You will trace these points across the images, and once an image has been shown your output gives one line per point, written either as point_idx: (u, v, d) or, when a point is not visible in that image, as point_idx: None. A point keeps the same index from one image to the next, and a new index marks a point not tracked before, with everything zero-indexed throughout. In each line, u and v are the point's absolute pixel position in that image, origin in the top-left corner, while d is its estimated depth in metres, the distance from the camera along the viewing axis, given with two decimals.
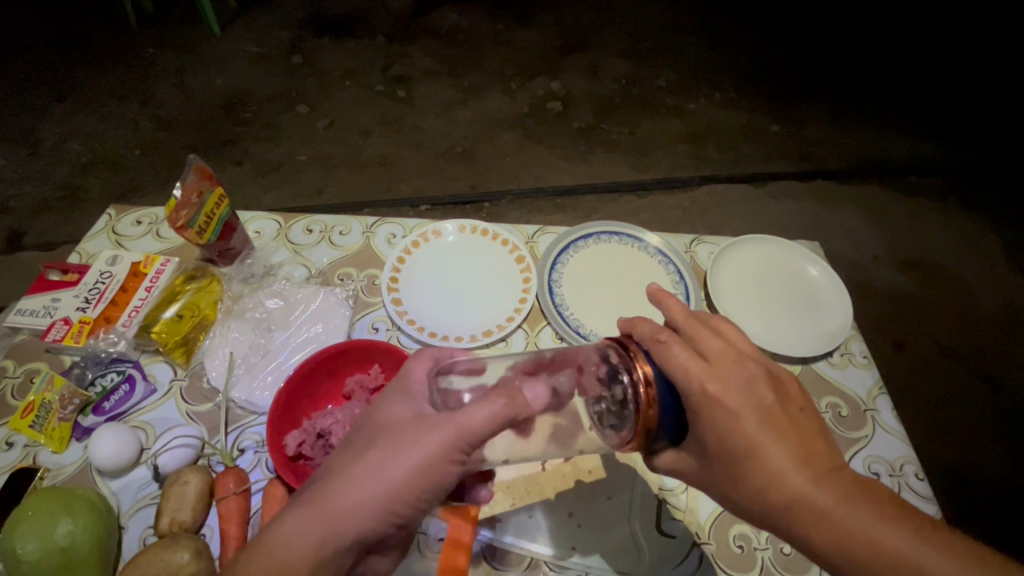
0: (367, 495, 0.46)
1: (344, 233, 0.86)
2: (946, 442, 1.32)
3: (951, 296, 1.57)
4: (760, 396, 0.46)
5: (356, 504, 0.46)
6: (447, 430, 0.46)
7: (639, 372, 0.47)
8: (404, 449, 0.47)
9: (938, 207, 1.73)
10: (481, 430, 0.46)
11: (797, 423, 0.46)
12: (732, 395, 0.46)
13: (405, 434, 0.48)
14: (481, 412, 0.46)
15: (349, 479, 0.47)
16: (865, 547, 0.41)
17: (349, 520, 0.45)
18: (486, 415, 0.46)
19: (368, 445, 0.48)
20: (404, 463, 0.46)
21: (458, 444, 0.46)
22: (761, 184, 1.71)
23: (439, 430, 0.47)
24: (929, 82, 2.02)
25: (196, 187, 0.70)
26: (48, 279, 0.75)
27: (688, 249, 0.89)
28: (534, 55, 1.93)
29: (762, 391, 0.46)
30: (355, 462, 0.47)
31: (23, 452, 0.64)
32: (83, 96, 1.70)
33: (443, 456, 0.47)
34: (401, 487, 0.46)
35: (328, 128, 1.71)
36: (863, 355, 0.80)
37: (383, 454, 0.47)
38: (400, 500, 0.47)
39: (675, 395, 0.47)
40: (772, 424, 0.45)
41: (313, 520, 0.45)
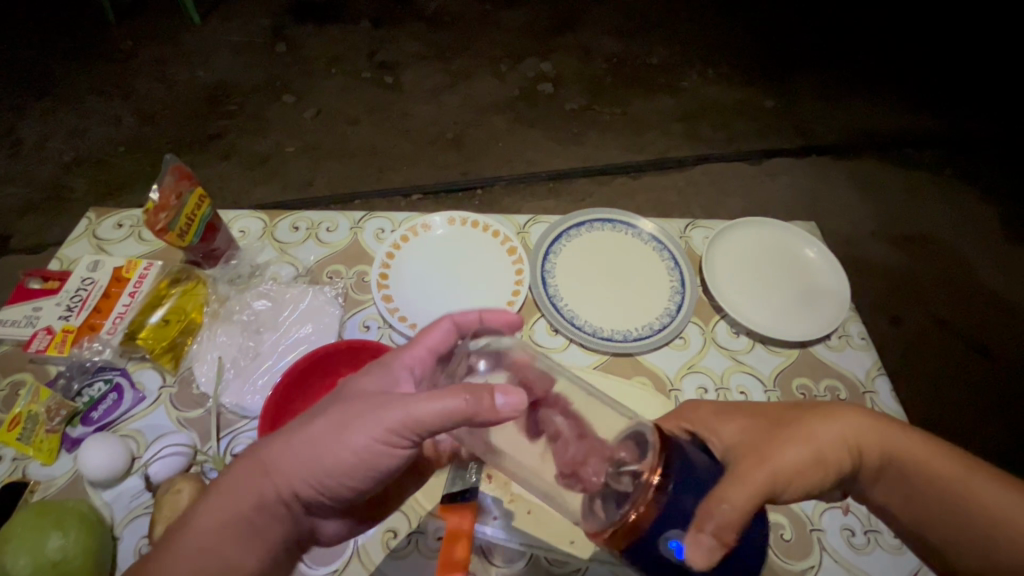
0: (313, 457, 0.47)
1: (331, 229, 0.84)
2: (942, 415, 1.33)
3: (948, 269, 1.56)
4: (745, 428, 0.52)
5: (304, 462, 0.47)
6: (395, 411, 0.47)
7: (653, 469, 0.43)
8: (360, 419, 0.47)
9: (936, 180, 1.71)
10: (429, 418, 0.46)
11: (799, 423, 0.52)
12: (724, 426, 0.53)
13: (368, 403, 0.49)
14: (436, 403, 0.45)
15: (305, 439, 0.48)
16: (896, 456, 0.51)
17: (294, 473, 0.47)
18: (438, 408, 0.45)
19: (334, 404, 0.50)
20: (355, 432, 0.47)
21: (403, 427, 0.46)
22: (757, 162, 1.68)
23: (394, 407, 0.47)
24: (925, 51, 1.99)
25: (173, 189, 0.67)
26: (28, 288, 0.73)
27: (683, 234, 0.87)
28: (523, 36, 1.89)
29: (734, 408, 0.55)
30: (313, 425, 0.48)
31: (11, 466, 0.63)
32: (62, 94, 1.65)
33: (385, 437, 0.47)
34: (348, 457, 0.47)
35: (315, 118, 1.67)
36: (861, 336, 0.79)
37: (338, 419, 0.48)
38: (346, 471, 0.47)
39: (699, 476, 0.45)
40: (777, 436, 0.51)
41: (272, 467, 0.48)
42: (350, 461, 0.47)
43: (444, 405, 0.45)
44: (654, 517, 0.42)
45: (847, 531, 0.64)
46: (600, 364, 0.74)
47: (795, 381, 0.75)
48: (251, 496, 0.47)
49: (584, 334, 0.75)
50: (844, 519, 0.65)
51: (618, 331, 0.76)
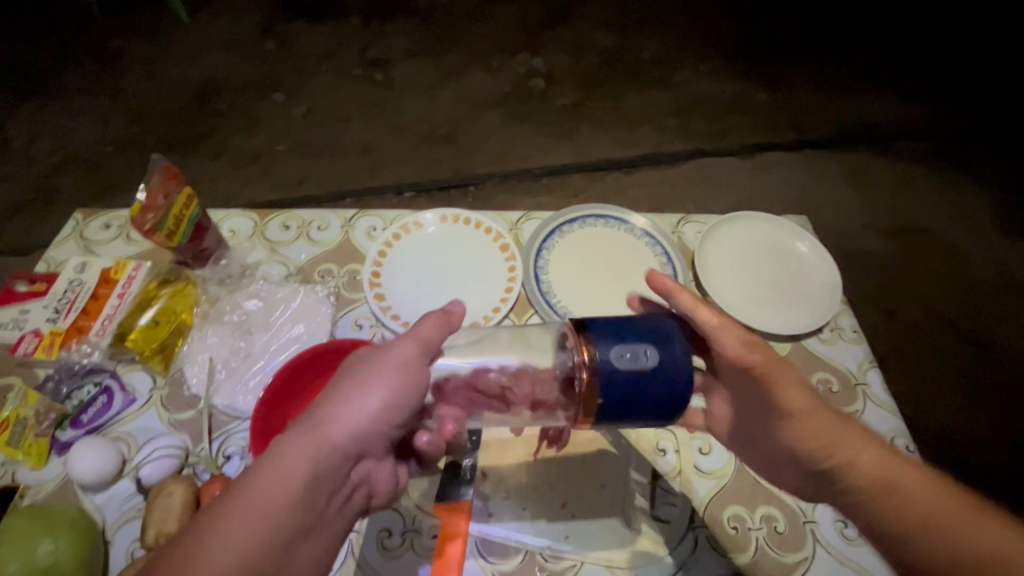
0: (354, 409, 0.49)
1: (322, 228, 0.84)
2: (933, 406, 1.34)
3: (939, 261, 1.57)
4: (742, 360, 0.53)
5: (345, 422, 0.48)
6: (402, 345, 0.51)
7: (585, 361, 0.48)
8: (378, 364, 0.51)
9: (926, 172, 1.72)
10: (429, 340, 0.53)
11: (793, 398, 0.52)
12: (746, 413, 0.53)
13: (378, 353, 0.52)
14: (425, 325, 0.53)
15: (335, 403, 0.49)
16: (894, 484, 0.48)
17: (343, 433, 0.48)
18: (433, 325, 0.53)
19: (344, 373, 0.52)
20: (383, 377, 0.50)
21: (420, 355, 0.52)
22: (750, 156, 1.69)
23: (403, 344, 0.52)
24: (915, 44, 1.99)
25: (161, 189, 0.67)
26: (15, 290, 0.72)
27: (675, 229, 0.87)
28: (515, 31, 1.88)
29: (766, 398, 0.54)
30: (338, 393, 0.50)
31: (0, 470, 0.62)
32: (48, 94, 1.63)
33: (413, 368, 0.51)
34: (386, 401, 0.49)
35: (305, 116, 1.66)
36: (853, 329, 0.80)
37: (360, 378, 0.50)
38: (389, 416, 0.50)
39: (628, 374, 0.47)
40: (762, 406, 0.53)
41: (308, 440, 0.47)
42: (392, 405, 0.50)
43: (433, 326, 0.53)
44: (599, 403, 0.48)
45: (839, 523, 0.64)
46: None
47: None
48: (310, 458, 0.47)
49: None
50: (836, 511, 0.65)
51: None
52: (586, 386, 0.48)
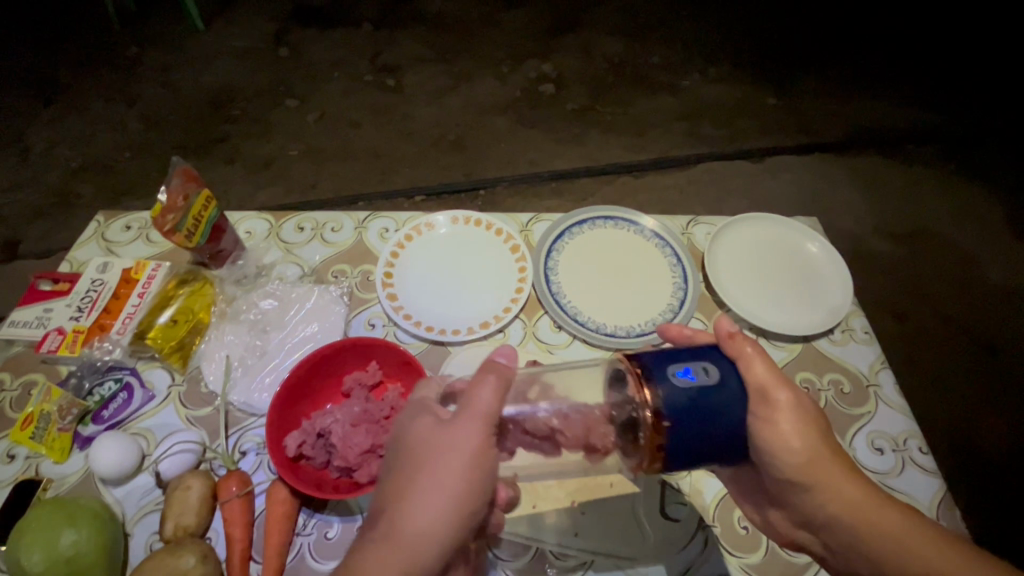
0: (439, 498, 0.47)
1: (335, 230, 0.85)
2: (947, 411, 1.32)
3: (952, 264, 1.55)
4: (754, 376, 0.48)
5: (430, 526, 0.46)
6: (466, 424, 0.48)
7: (646, 400, 0.46)
8: (447, 452, 0.48)
9: (939, 175, 1.71)
10: (490, 411, 0.49)
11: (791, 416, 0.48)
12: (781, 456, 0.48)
13: (443, 438, 0.48)
14: (481, 392, 0.49)
15: (413, 505, 0.47)
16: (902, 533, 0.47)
17: (427, 535, 0.46)
18: (489, 393, 0.49)
19: (412, 464, 0.49)
20: (455, 468, 0.47)
21: (487, 428, 0.48)
22: (759, 159, 1.69)
23: (468, 425, 0.48)
24: (927, 47, 1.98)
25: (181, 191, 0.68)
26: (39, 289, 0.74)
27: (685, 230, 0.87)
28: (525, 36, 1.90)
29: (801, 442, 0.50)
30: (409, 485, 0.48)
31: (24, 464, 0.64)
32: (69, 100, 1.67)
33: (484, 445, 0.48)
34: (464, 490, 0.47)
35: (318, 121, 1.69)
36: (864, 330, 0.80)
37: (429, 468, 0.48)
38: (471, 504, 0.48)
39: (692, 407, 0.45)
40: (762, 421, 0.47)
41: (393, 554, 0.46)
42: (473, 489, 0.48)
43: (490, 394, 0.49)
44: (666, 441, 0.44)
45: None
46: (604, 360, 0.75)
47: (799, 375, 0.75)
48: (412, 554, 0.46)
49: (587, 330, 0.76)
50: None
51: (620, 327, 0.77)
52: (650, 423, 0.45)
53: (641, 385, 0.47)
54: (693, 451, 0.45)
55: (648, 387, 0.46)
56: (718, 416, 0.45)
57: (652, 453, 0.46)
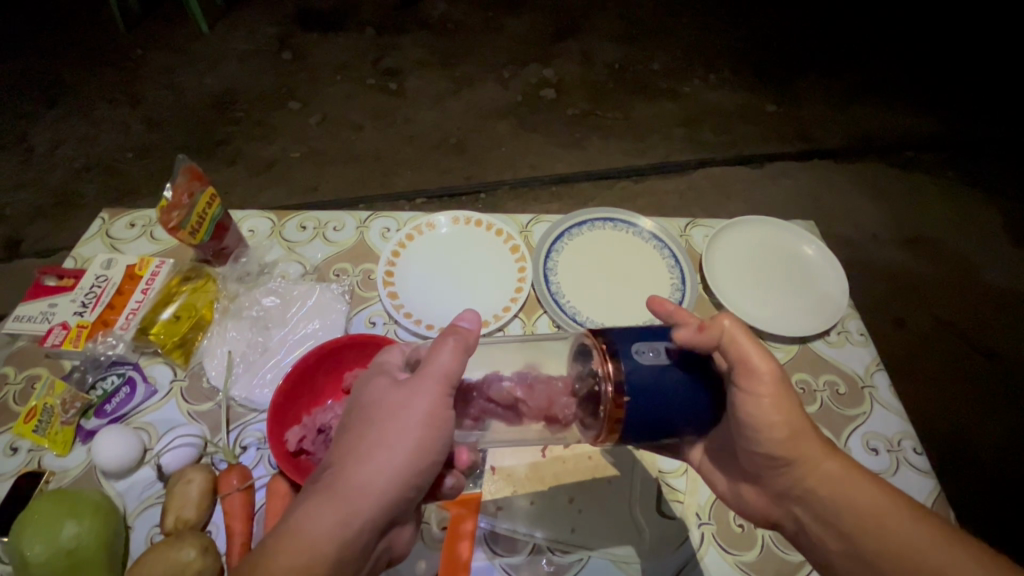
0: (387, 454, 0.47)
1: (337, 229, 0.86)
2: (944, 416, 1.33)
3: (950, 271, 1.56)
4: (731, 351, 0.50)
5: (372, 482, 0.46)
6: (423, 385, 0.49)
7: (609, 374, 0.47)
8: (399, 411, 0.48)
9: (937, 182, 1.72)
10: (447, 373, 0.49)
11: (774, 391, 0.50)
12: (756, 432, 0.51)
13: (397, 397, 0.49)
14: (442, 355, 0.49)
15: (358, 460, 0.47)
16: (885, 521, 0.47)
17: (368, 492, 0.46)
18: (449, 356, 0.49)
19: (365, 422, 0.50)
20: (404, 427, 0.48)
21: (443, 391, 0.49)
22: (759, 165, 1.70)
23: (424, 385, 0.49)
24: (926, 56, 2.00)
25: (186, 188, 0.69)
26: (44, 285, 0.75)
27: (683, 233, 0.88)
28: (527, 42, 1.92)
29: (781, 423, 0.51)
30: (360, 439, 0.49)
31: (27, 456, 0.64)
32: (74, 101, 1.69)
33: (439, 406, 0.49)
34: (409, 450, 0.47)
35: (321, 124, 1.70)
36: (859, 332, 0.80)
37: (382, 423, 0.48)
38: (415, 467, 0.48)
39: (648, 381, 0.46)
40: (744, 393, 0.50)
41: (334, 507, 0.46)
42: (422, 449, 0.48)
43: (448, 355, 0.49)
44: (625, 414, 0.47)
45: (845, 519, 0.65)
46: None
47: (795, 376, 0.76)
48: (352, 507, 0.46)
49: (586, 330, 0.76)
50: None
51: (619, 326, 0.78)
52: (611, 397, 0.47)
53: (607, 360, 0.48)
54: (650, 422, 0.47)
55: (612, 360, 0.47)
56: (675, 391, 0.47)
57: (611, 425, 0.48)
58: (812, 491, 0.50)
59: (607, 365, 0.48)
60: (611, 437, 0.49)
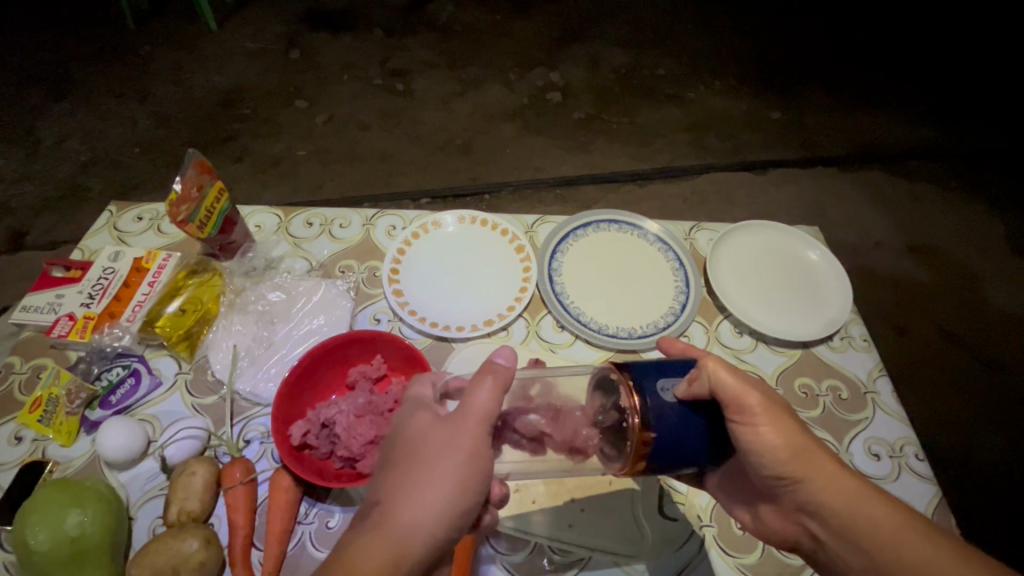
0: (434, 493, 0.47)
1: (344, 226, 0.87)
2: (945, 425, 1.33)
3: (953, 280, 1.57)
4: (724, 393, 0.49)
5: (422, 519, 0.46)
6: (464, 423, 0.49)
7: (633, 407, 0.48)
8: (443, 449, 0.48)
9: (940, 192, 1.73)
10: (487, 411, 0.49)
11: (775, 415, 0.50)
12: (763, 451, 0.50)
13: (440, 435, 0.49)
14: (481, 393, 0.49)
15: (407, 497, 0.47)
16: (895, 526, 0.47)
17: (419, 530, 0.46)
18: (487, 393, 0.49)
19: (409, 458, 0.49)
20: (450, 464, 0.48)
21: (483, 429, 0.49)
22: (762, 172, 1.70)
23: (465, 424, 0.49)
24: (931, 66, 2.01)
25: (195, 182, 0.70)
26: (51, 276, 0.75)
27: (688, 236, 0.89)
28: (533, 45, 1.92)
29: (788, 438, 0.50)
30: (403, 476, 0.48)
31: (31, 446, 0.65)
32: (81, 96, 1.69)
33: (480, 444, 0.49)
34: (456, 486, 0.48)
35: (327, 123, 1.71)
36: (862, 338, 0.81)
37: (426, 462, 0.48)
38: (462, 503, 0.48)
39: (675, 414, 0.47)
40: (744, 427, 0.49)
41: (388, 545, 0.45)
42: (466, 487, 0.48)
43: (487, 394, 0.49)
44: (653, 446, 0.47)
45: None
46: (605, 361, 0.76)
47: (798, 381, 0.76)
48: (403, 546, 0.46)
49: (590, 330, 0.77)
50: None
51: (623, 328, 0.78)
52: (637, 428, 0.47)
53: (632, 394, 0.49)
54: (675, 458, 0.47)
55: (637, 394, 0.48)
56: (696, 426, 0.48)
57: (636, 455, 0.47)
58: (825, 505, 0.49)
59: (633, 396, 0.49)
60: (636, 469, 0.49)
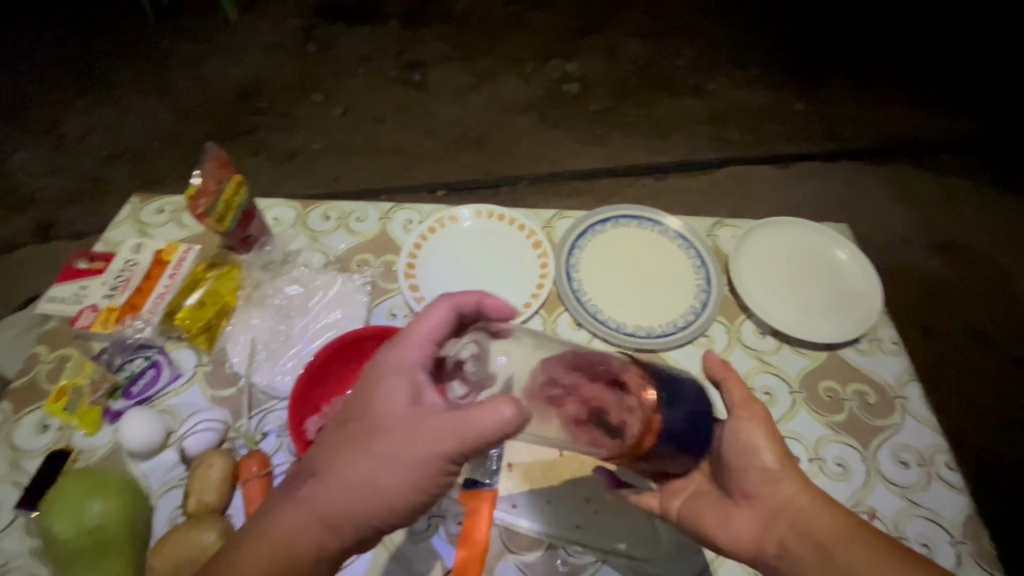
0: (371, 480, 0.46)
1: (360, 219, 0.86)
2: (976, 429, 1.28)
3: (986, 279, 1.50)
4: (735, 397, 0.59)
5: (349, 495, 0.46)
6: (436, 440, 0.46)
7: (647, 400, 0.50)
8: (405, 449, 0.46)
9: (974, 187, 1.65)
10: (469, 439, 0.45)
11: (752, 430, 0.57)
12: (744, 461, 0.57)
13: (409, 431, 0.47)
14: (465, 422, 0.45)
15: (347, 482, 0.47)
16: None
17: (346, 518, 0.47)
18: (475, 426, 0.45)
19: (364, 440, 0.48)
20: (401, 465, 0.46)
21: (449, 451, 0.46)
22: (786, 166, 1.66)
23: (436, 438, 0.46)
24: (966, 55, 1.92)
25: (214, 175, 0.70)
26: (75, 267, 0.76)
27: (710, 232, 0.86)
28: (550, 36, 1.89)
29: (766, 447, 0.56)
30: (350, 451, 0.48)
31: (57, 435, 0.66)
32: (105, 89, 1.72)
33: (439, 462, 0.46)
34: (396, 487, 0.47)
35: (343, 116, 1.71)
36: (892, 340, 0.78)
37: (378, 449, 0.47)
38: (395, 506, 0.47)
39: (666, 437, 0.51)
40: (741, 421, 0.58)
41: (310, 518, 0.47)
42: (408, 487, 0.47)
43: (479, 425, 0.45)
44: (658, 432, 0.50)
45: None
46: None
47: (822, 384, 0.74)
48: (320, 520, 0.47)
49: (608, 329, 0.75)
50: (870, 524, 0.64)
51: (642, 327, 0.76)
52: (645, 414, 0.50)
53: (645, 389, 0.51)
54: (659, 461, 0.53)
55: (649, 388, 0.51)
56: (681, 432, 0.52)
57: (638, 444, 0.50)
58: None
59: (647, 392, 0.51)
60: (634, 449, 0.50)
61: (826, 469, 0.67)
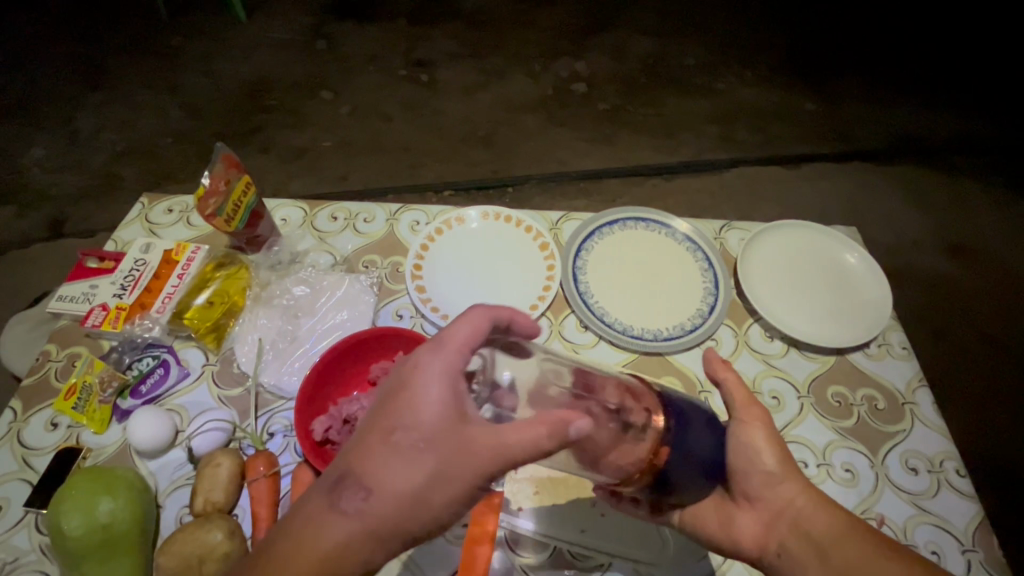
0: (418, 495, 0.43)
1: (368, 220, 0.87)
2: (985, 434, 1.27)
3: (997, 283, 1.49)
4: (733, 397, 0.60)
5: (393, 508, 0.43)
6: (493, 459, 0.43)
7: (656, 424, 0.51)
8: (460, 467, 0.43)
9: (985, 189, 1.64)
10: (526, 457, 0.43)
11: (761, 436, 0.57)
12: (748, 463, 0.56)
13: (461, 448, 0.43)
14: (527, 440, 0.43)
15: (394, 499, 0.42)
16: None
17: (394, 534, 0.43)
18: (533, 443, 0.43)
19: (412, 452, 0.43)
20: (453, 482, 0.43)
21: (506, 471, 0.43)
22: (794, 167, 1.64)
23: (493, 459, 0.43)
24: (978, 55, 1.90)
25: (223, 176, 0.70)
26: (86, 266, 0.77)
27: (718, 235, 0.86)
28: (558, 35, 1.89)
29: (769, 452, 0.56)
30: (395, 461, 0.43)
31: (66, 433, 0.67)
32: (116, 87, 1.73)
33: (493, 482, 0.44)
34: (444, 503, 0.43)
35: (351, 114, 1.71)
36: (901, 346, 0.77)
37: (428, 461, 0.43)
38: (437, 521, 0.44)
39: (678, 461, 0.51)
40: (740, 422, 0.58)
41: (351, 530, 0.42)
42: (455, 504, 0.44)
43: (536, 437, 0.43)
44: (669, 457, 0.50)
45: None
46: (630, 363, 0.74)
47: (830, 389, 0.73)
48: (362, 535, 0.42)
49: (614, 332, 0.75)
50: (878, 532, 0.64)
51: (649, 330, 0.76)
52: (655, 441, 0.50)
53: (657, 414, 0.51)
54: (665, 483, 0.51)
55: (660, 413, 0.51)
56: (682, 443, 0.51)
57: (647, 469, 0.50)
58: None
59: (656, 417, 0.51)
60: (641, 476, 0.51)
61: (833, 475, 0.67)
